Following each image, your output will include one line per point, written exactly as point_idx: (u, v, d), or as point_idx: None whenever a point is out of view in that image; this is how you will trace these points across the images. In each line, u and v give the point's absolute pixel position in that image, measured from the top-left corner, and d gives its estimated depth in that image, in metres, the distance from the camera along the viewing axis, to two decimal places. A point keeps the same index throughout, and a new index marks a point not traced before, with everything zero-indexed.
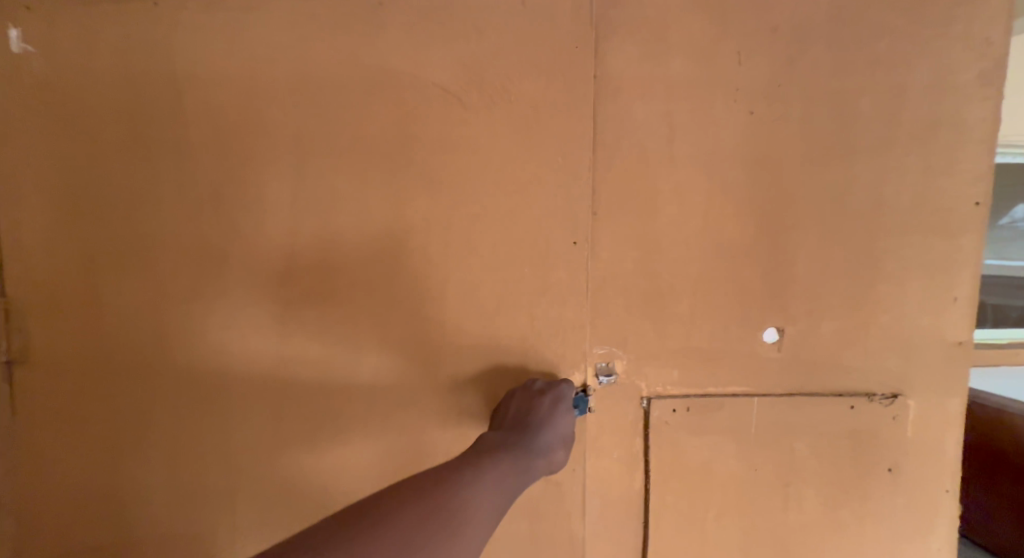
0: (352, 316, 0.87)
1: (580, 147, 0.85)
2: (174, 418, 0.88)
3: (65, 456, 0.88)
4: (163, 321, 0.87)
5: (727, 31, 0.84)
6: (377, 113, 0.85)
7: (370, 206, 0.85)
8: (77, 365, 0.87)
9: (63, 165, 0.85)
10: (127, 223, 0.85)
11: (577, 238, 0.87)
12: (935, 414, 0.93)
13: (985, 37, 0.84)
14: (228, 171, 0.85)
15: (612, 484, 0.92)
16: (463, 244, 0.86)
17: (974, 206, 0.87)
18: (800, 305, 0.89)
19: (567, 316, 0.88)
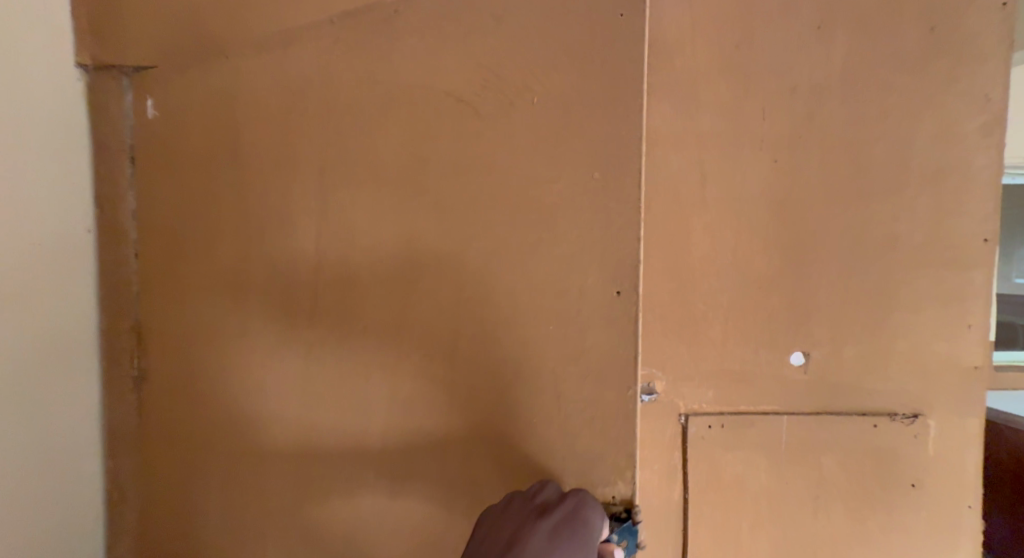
0: (379, 360, 0.79)
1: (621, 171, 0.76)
2: (258, 473, 0.81)
3: (142, 476, 0.82)
4: (223, 343, 0.80)
5: (752, 91, 0.96)
6: (395, 136, 0.77)
7: (388, 238, 0.77)
8: (180, 412, 0.81)
9: (148, 170, 0.80)
10: (198, 234, 0.80)
11: (621, 288, 0.76)
12: (954, 433, 1.00)
13: (985, 94, 0.94)
14: (275, 190, 0.78)
15: (653, 495, 1.01)
16: (493, 280, 0.77)
17: (983, 242, 0.97)
18: (823, 331, 0.99)
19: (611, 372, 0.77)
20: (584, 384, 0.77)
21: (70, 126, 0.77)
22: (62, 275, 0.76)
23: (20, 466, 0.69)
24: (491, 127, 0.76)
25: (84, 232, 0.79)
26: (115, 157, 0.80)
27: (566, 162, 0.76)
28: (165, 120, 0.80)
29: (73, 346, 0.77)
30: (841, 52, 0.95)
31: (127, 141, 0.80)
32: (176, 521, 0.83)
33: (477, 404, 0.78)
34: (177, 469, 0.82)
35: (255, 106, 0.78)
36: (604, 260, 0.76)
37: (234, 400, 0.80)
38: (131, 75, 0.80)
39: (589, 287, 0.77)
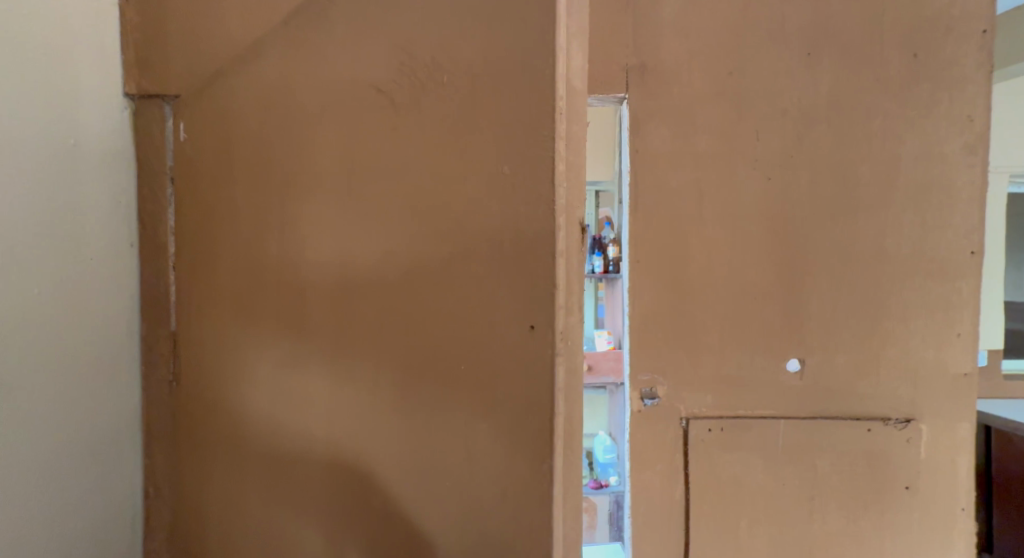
0: (321, 390, 0.69)
1: (541, 170, 0.65)
2: (274, 513, 0.71)
3: (202, 485, 0.73)
4: (272, 330, 0.70)
5: (746, 115, 1.02)
6: (327, 127, 0.69)
7: (320, 243, 0.69)
8: (215, 450, 0.72)
9: (188, 145, 0.72)
10: (246, 211, 0.70)
11: (536, 321, 0.65)
12: (946, 437, 1.04)
13: (966, 115, 1.01)
14: (274, 169, 0.70)
15: (656, 496, 1.06)
16: (409, 301, 0.67)
17: (969, 254, 1.02)
18: (817, 339, 1.04)
19: (529, 420, 0.66)
20: (500, 437, 0.66)
21: (121, 153, 0.70)
22: (118, 294, 0.70)
23: (66, 506, 0.63)
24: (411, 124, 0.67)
25: (126, 249, 0.71)
26: (151, 176, 0.72)
27: (512, 154, 0.66)
28: (194, 143, 0.72)
29: (117, 377, 0.70)
30: (828, 79, 1.02)
31: (168, 166, 0.73)
32: (227, 533, 0.72)
33: (383, 449, 0.68)
34: (210, 507, 0.73)
35: (220, 118, 0.71)
36: (521, 287, 0.65)
37: (258, 436, 0.71)
38: (172, 104, 0.72)
39: (499, 317, 0.66)
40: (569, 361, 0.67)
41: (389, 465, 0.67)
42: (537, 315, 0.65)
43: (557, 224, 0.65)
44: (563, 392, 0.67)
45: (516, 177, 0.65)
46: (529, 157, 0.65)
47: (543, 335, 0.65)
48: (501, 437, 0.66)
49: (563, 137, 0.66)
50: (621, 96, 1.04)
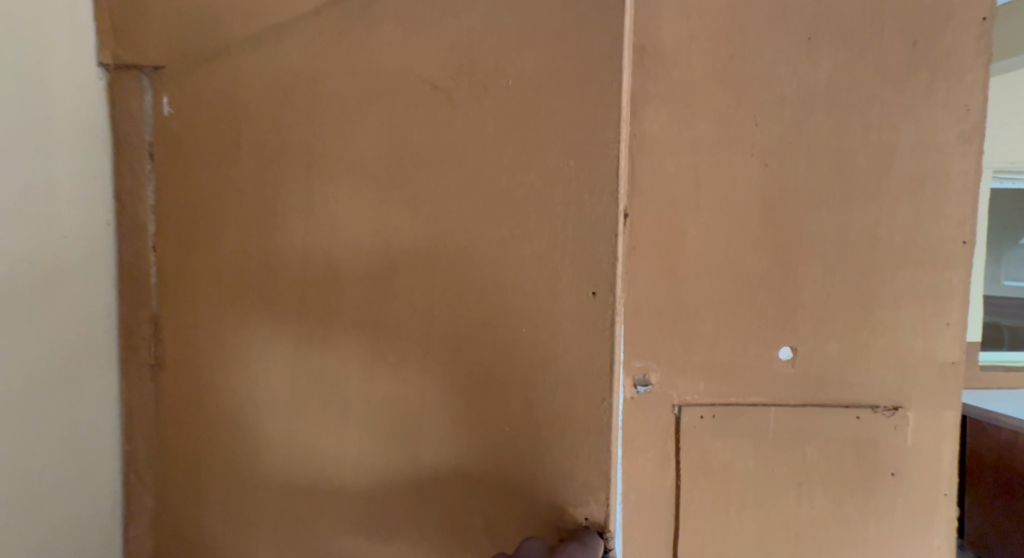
0: (356, 362, 0.73)
1: (598, 150, 0.67)
2: (276, 462, 0.76)
3: (188, 436, 0.77)
4: (286, 302, 0.74)
5: (744, 100, 1.01)
6: (362, 112, 0.72)
7: (355, 220, 0.72)
8: (192, 411, 0.77)
9: (190, 121, 0.75)
10: (256, 187, 0.74)
11: (598, 287, 0.67)
12: (932, 425, 1.05)
13: (963, 105, 1.00)
14: (305, 150, 0.73)
15: (647, 482, 1.06)
16: (462, 273, 0.70)
17: (961, 244, 1.02)
18: (809, 327, 1.04)
19: (588, 386, 0.68)
20: (543, 396, 0.69)
21: (94, 129, 0.74)
22: (94, 256, 0.74)
23: (47, 459, 0.68)
24: (462, 106, 0.70)
25: (105, 225, 0.75)
26: (127, 151, 0.76)
27: (531, 144, 0.68)
28: (179, 120, 0.75)
29: (95, 343, 0.74)
30: (828, 65, 1.00)
31: (146, 141, 0.76)
32: (216, 478, 0.77)
33: (438, 408, 0.72)
34: (194, 465, 0.77)
35: (219, 97, 0.74)
36: (576, 255, 0.67)
37: (242, 397, 0.76)
38: (151, 76, 0.76)
39: (561, 286, 0.68)
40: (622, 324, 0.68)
41: (451, 427, 0.71)
42: (600, 283, 0.67)
43: (621, 204, 0.67)
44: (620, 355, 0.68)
45: (580, 170, 0.67)
46: (587, 139, 0.67)
47: (603, 299, 0.67)
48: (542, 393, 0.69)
49: (624, 134, 0.67)
50: None
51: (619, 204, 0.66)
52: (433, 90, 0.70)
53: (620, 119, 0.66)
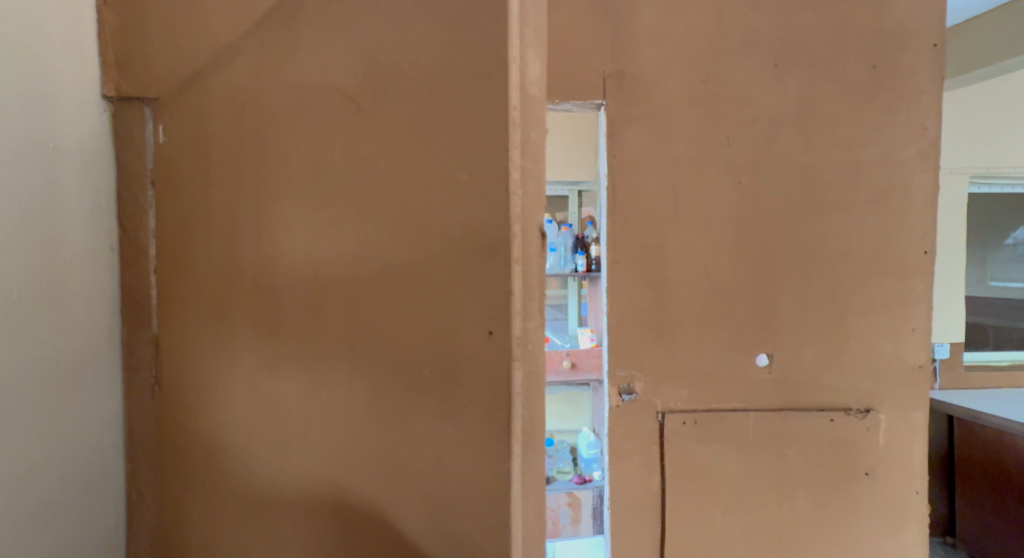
0: (288, 402, 0.65)
1: (493, 164, 0.54)
2: (247, 502, 0.69)
3: (183, 466, 0.74)
4: (245, 328, 0.68)
5: (717, 122, 1.07)
6: (292, 121, 0.63)
7: (289, 240, 0.64)
8: (185, 441, 0.73)
9: (178, 141, 0.72)
10: (221, 202, 0.69)
11: (494, 328, 0.54)
12: (902, 426, 1.10)
13: (921, 123, 1.07)
14: (241, 164, 0.67)
15: (634, 486, 1.11)
16: (377, 301, 0.60)
17: (924, 254, 1.08)
18: (785, 335, 1.10)
19: (488, 456, 0.55)
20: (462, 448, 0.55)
21: (99, 154, 0.72)
22: (99, 283, 0.72)
23: (56, 491, 0.65)
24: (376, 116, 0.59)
25: (108, 250, 0.73)
26: (131, 177, 0.74)
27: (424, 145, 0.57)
28: (169, 145, 0.73)
29: (99, 371, 0.72)
30: (794, 88, 1.07)
31: (148, 166, 0.74)
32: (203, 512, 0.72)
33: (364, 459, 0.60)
34: (184, 495, 0.73)
35: (200, 120, 0.70)
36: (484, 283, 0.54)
37: (225, 432, 0.70)
38: (152, 104, 0.73)
39: (460, 326, 0.55)
40: (531, 366, 0.55)
41: (385, 482, 0.59)
42: (496, 321, 0.54)
43: (515, 220, 0.54)
44: (531, 404, 0.55)
45: (473, 180, 0.54)
46: (483, 154, 0.54)
47: (500, 345, 0.54)
48: (464, 451, 0.55)
49: (517, 128, 0.53)
50: (599, 102, 1.07)
51: (512, 222, 0.53)
52: (348, 106, 0.60)
53: (508, 103, 0.53)
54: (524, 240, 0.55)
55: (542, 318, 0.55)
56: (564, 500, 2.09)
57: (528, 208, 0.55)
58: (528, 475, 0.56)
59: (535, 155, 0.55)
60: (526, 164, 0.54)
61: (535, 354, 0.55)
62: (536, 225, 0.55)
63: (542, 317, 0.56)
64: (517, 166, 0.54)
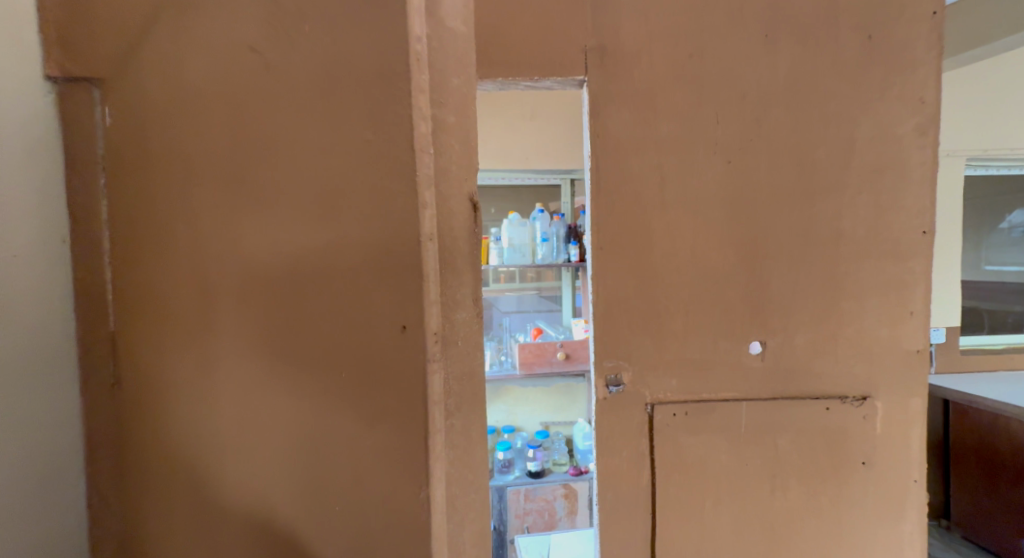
0: (227, 405, 0.62)
1: (407, 154, 0.57)
2: (204, 521, 0.64)
3: (137, 494, 0.65)
4: (178, 332, 0.63)
5: (704, 98, 1.02)
6: (209, 98, 0.60)
7: (218, 233, 0.61)
8: (152, 456, 0.64)
9: (112, 131, 0.63)
10: (151, 198, 0.62)
11: (408, 321, 0.58)
12: (899, 412, 1.06)
13: (919, 97, 1.01)
14: (162, 149, 0.62)
15: (623, 480, 1.07)
16: (293, 301, 0.60)
17: (921, 234, 1.03)
18: (777, 321, 1.05)
19: (415, 434, 0.59)
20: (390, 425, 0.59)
21: (45, 134, 0.63)
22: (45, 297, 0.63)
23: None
24: (292, 97, 0.58)
25: (59, 243, 0.64)
26: (83, 163, 0.64)
27: (339, 123, 0.58)
28: (120, 126, 0.63)
29: (48, 379, 0.63)
30: (785, 61, 1.01)
31: (99, 155, 0.64)
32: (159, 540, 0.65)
33: (308, 450, 0.60)
34: (152, 516, 0.65)
35: (160, 92, 0.61)
36: (396, 268, 0.58)
37: (186, 435, 0.63)
38: (100, 88, 0.63)
39: (375, 311, 0.58)
40: (456, 368, 0.62)
41: (327, 469, 0.60)
42: (409, 315, 0.58)
43: (425, 202, 0.58)
44: (455, 403, 0.62)
45: (383, 154, 0.57)
46: (401, 148, 0.57)
47: (415, 335, 0.58)
48: (394, 428, 0.59)
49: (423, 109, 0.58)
50: (581, 79, 1.02)
51: (423, 202, 0.58)
52: (261, 73, 0.59)
53: (413, 86, 0.57)
54: (444, 248, 0.61)
55: (468, 322, 0.63)
56: (559, 492, 2.05)
57: (447, 211, 0.61)
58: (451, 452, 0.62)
59: (446, 159, 0.61)
60: (440, 137, 0.60)
61: (460, 356, 0.63)
62: (460, 232, 0.62)
63: (468, 320, 0.63)
64: (426, 149, 0.58)
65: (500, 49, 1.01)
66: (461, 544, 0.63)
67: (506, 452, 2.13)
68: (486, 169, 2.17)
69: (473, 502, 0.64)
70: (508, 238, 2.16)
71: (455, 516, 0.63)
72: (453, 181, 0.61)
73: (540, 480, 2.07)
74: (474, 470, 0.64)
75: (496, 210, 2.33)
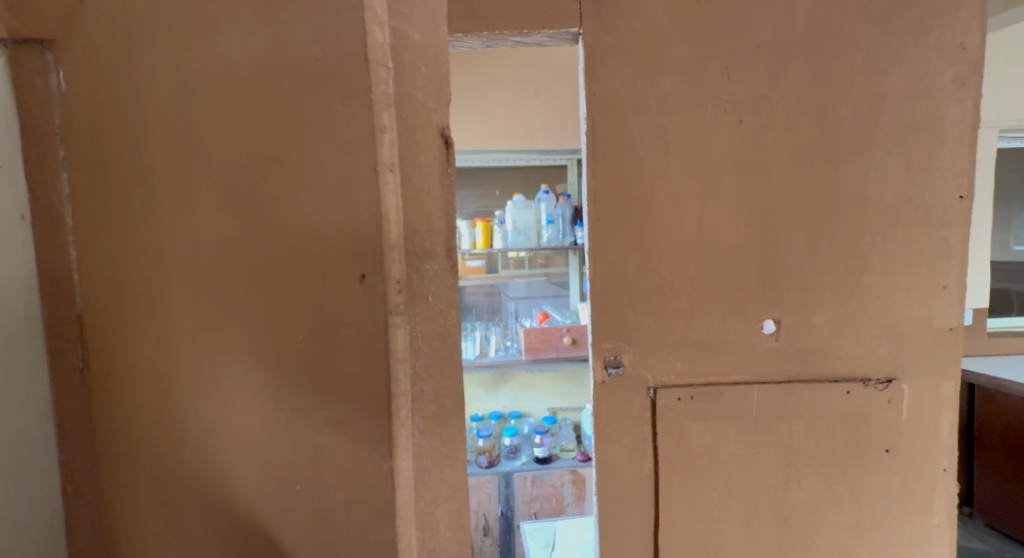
0: (172, 385, 0.54)
1: (360, 70, 0.44)
2: (156, 508, 0.58)
3: (105, 466, 0.63)
4: (121, 299, 0.57)
5: (714, 50, 0.92)
6: (147, 31, 0.51)
7: (160, 187, 0.52)
8: (117, 431, 0.61)
9: (54, 93, 0.61)
10: (92, 153, 0.57)
11: (367, 269, 0.46)
12: (928, 396, 0.97)
13: (958, 44, 0.90)
14: (106, 99, 0.55)
15: (623, 469, 0.99)
16: (238, 255, 0.49)
17: (958, 200, 0.93)
18: (793, 298, 0.96)
19: (368, 420, 0.47)
20: (336, 415, 0.47)
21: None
22: (14, 273, 0.60)
23: None
24: (227, 5, 0.47)
25: (17, 218, 0.60)
26: (37, 127, 0.61)
27: (280, 40, 0.46)
28: (72, 90, 0.60)
29: (16, 354, 0.61)
30: (806, 6, 0.91)
31: (55, 123, 0.61)
32: (119, 515, 0.63)
33: (245, 442, 0.51)
34: (115, 486, 0.63)
35: (101, 37, 0.54)
36: (354, 216, 0.45)
37: (131, 409, 0.58)
38: (54, 50, 0.60)
39: (328, 267, 0.46)
40: (425, 327, 0.49)
41: (267, 463, 0.50)
42: (367, 261, 0.46)
43: (386, 127, 0.45)
44: (425, 367, 0.49)
45: (334, 74, 0.45)
46: (353, 63, 0.44)
47: (374, 288, 0.46)
48: (343, 416, 0.47)
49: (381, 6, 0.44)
50: (576, 32, 0.93)
51: (382, 126, 0.45)
52: None
53: None
54: (410, 188, 0.47)
55: (442, 275, 0.49)
56: (567, 478, 2.00)
57: (414, 141, 0.47)
58: (418, 447, 0.49)
59: (416, 76, 0.46)
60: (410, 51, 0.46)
61: (432, 313, 0.49)
62: (430, 169, 0.48)
63: (443, 273, 0.49)
64: (383, 62, 0.45)
65: (486, 0, 0.92)
66: (435, 526, 0.50)
67: (513, 437, 2.08)
68: (486, 149, 2.09)
69: (449, 480, 0.51)
70: (512, 220, 2.09)
71: (427, 494, 0.50)
72: (424, 109, 0.47)
73: (547, 466, 2.01)
74: (452, 441, 0.51)
75: (500, 193, 2.24)
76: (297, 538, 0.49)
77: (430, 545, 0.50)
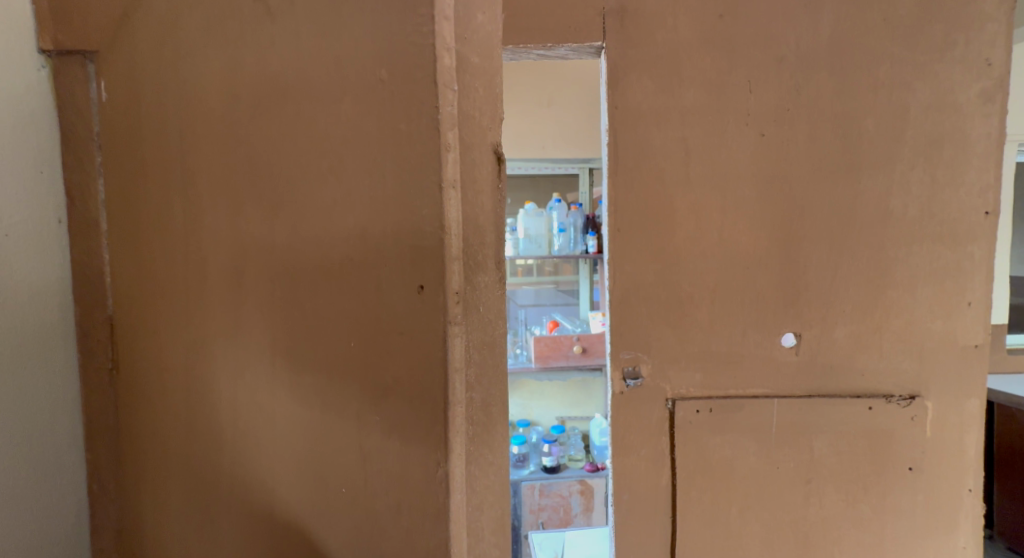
0: (212, 387, 0.56)
1: (425, 84, 0.42)
2: (187, 509, 0.59)
3: (135, 466, 0.64)
4: (161, 303, 0.59)
5: (737, 64, 0.92)
6: (202, 48, 0.52)
7: (212, 198, 0.53)
8: (148, 433, 0.62)
9: (92, 104, 0.63)
10: (138, 161, 0.59)
11: (426, 280, 0.44)
12: (953, 414, 0.95)
13: (984, 59, 0.90)
14: (154, 110, 0.56)
15: (640, 481, 0.99)
16: (292, 257, 0.49)
17: (983, 216, 0.92)
18: (815, 312, 0.96)
19: (410, 431, 0.45)
20: (371, 425, 0.46)
21: (39, 113, 0.62)
22: (49, 279, 0.63)
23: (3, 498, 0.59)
24: (284, 23, 0.47)
25: (55, 222, 0.63)
26: (77, 134, 0.63)
27: (331, 55, 0.45)
28: (111, 98, 0.62)
29: (51, 356, 0.63)
30: (829, 21, 0.91)
31: (94, 132, 0.63)
32: (148, 516, 0.64)
33: (279, 446, 0.51)
34: (143, 488, 0.64)
35: (149, 50, 0.56)
36: (403, 226, 0.44)
37: (165, 410, 0.60)
38: (95, 61, 0.62)
39: (381, 278, 0.45)
40: (477, 337, 0.46)
41: (302, 469, 0.50)
42: (426, 272, 0.44)
43: (450, 138, 0.43)
44: (476, 375, 0.47)
45: (395, 85, 0.43)
46: (419, 79, 0.42)
47: (433, 301, 0.44)
48: (381, 425, 0.46)
49: (450, 18, 0.42)
50: (599, 45, 0.94)
51: (447, 137, 0.43)
52: (260, 10, 0.48)
53: None
54: (465, 203, 0.45)
55: (492, 287, 0.48)
56: (575, 488, 1.99)
57: (471, 159, 0.45)
58: (468, 455, 0.46)
59: (475, 87, 0.45)
60: (468, 63, 0.45)
61: (482, 323, 0.47)
62: (485, 183, 0.46)
63: (493, 285, 0.47)
64: (451, 85, 0.43)
65: (509, 14, 0.93)
66: (480, 532, 0.47)
67: (522, 446, 2.07)
68: None
69: (493, 488, 0.48)
70: (524, 229, 2.09)
71: (475, 498, 0.47)
72: (484, 122, 0.46)
73: (555, 475, 2.00)
74: (496, 449, 0.49)
75: (511, 201, 2.27)
76: (325, 545, 0.49)
77: (476, 550, 0.47)
